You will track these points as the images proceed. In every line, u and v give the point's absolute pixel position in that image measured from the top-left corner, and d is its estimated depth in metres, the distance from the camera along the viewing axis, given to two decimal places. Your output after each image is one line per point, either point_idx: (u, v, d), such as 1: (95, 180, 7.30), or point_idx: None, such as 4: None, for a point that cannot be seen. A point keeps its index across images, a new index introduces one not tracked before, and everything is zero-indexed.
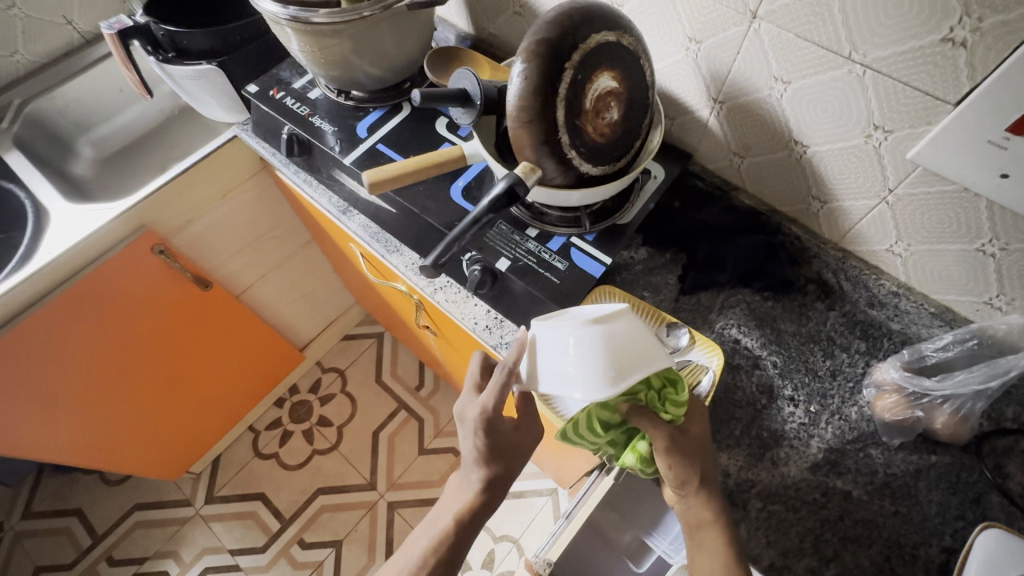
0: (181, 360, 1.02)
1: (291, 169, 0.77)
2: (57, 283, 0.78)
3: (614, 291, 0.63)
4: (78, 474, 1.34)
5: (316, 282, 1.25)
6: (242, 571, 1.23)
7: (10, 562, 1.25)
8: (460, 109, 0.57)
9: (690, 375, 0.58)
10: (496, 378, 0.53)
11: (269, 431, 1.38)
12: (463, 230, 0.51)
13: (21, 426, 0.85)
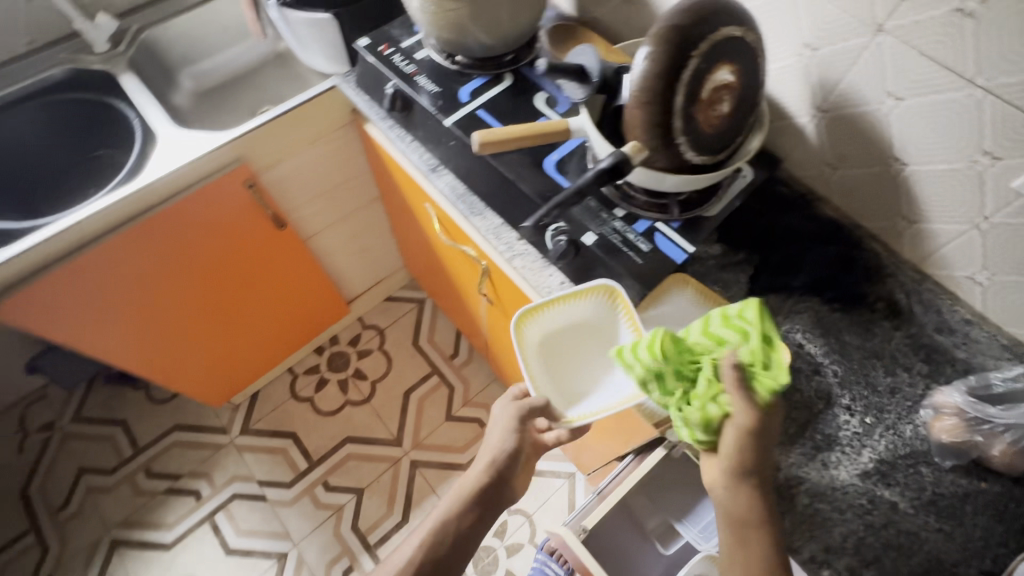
0: (246, 293, 1.07)
1: (387, 124, 0.80)
2: (156, 203, 0.83)
3: (687, 283, 0.66)
4: (126, 388, 1.41)
5: (373, 239, 1.29)
6: (268, 502, 1.29)
7: (57, 458, 1.33)
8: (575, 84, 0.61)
9: None
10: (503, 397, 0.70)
11: (306, 375, 1.44)
12: (567, 196, 0.56)
13: (103, 331, 0.90)
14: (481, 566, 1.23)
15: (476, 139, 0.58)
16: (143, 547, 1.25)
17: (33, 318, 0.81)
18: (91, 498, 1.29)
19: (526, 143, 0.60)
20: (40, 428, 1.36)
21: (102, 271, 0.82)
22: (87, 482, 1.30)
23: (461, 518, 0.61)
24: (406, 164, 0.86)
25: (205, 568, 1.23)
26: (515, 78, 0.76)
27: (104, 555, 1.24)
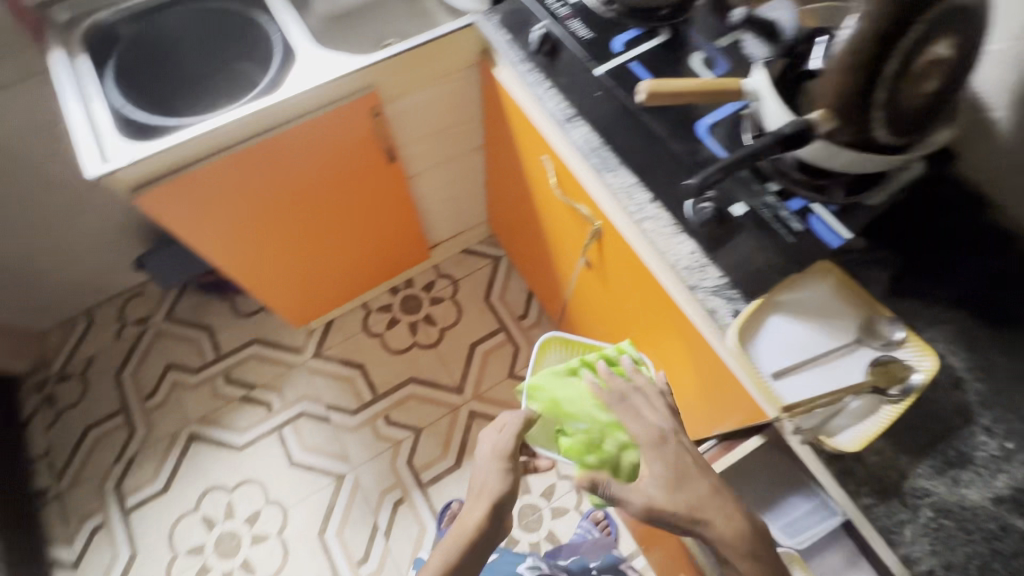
0: (346, 222, 1.09)
1: (525, 68, 0.79)
2: (288, 118, 0.83)
3: (831, 270, 0.61)
4: (213, 297, 1.49)
5: (466, 188, 1.28)
6: (332, 425, 1.36)
7: (149, 351, 1.43)
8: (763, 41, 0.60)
9: (897, 369, 0.56)
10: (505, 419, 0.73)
11: (379, 312, 1.47)
12: (735, 161, 0.54)
13: (220, 238, 0.93)
14: (525, 522, 1.26)
15: (644, 88, 0.56)
16: (216, 445, 1.34)
17: (159, 212, 0.81)
18: (176, 393, 1.39)
19: (695, 99, 0.57)
20: (135, 322, 1.46)
21: (229, 177, 0.83)
22: (174, 377, 1.40)
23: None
24: (534, 112, 0.83)
25: (269, 475, 1.31)
26: (671, 36, 0.73)
27: (183, 446, 1.34)
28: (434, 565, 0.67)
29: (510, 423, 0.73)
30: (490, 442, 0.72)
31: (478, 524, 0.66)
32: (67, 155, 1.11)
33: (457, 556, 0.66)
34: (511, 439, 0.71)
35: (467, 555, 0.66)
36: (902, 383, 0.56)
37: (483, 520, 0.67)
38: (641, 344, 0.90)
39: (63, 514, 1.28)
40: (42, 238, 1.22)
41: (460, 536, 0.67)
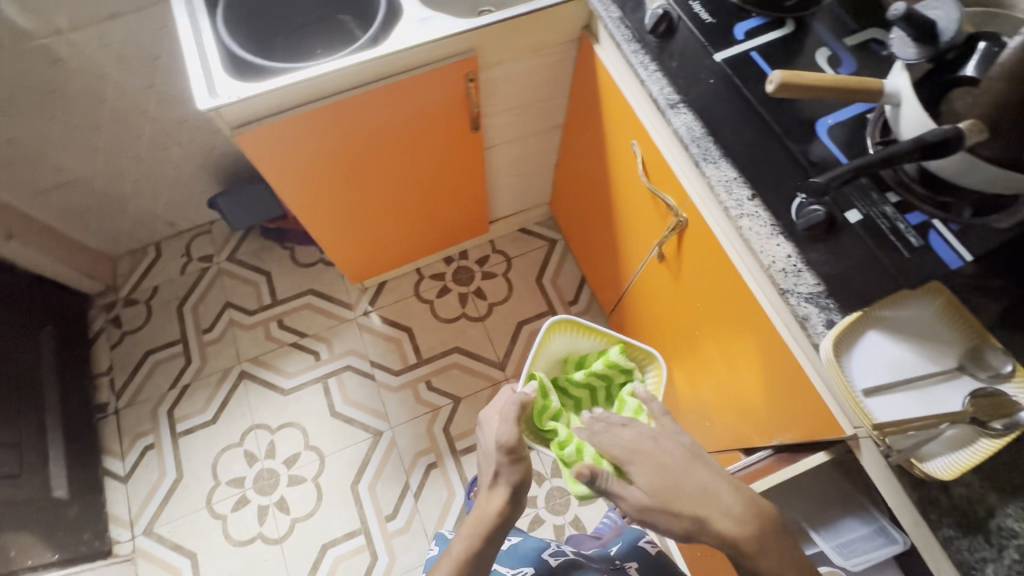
0: (418, 184, 1.10)
1: (632, 48, 0.77)
2: (388, 74, 0.83)
3: (939, 293, 0.59)
4: (275, 244, 1.53)
5: (537, 166, 1.27)
6: (375, 382, 1.39)
7: (210, 287, 1.48)
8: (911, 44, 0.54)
9: (997, 407, 0.53)
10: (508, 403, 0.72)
11: (431, 280, 1.49)
12: (873, 161, 0.51)
13: (301, 186, 0.95)
14: (552, 504, 1.27)
15: (777, 78, 0.54)
16: (264, 386, 1.39)
17: (254, 151, 0.83)
18: (231, 331, 1.44)
19: (828, 94, 0.55)
20: (200, 258, 1.51)
21: (324, 124, 0.84)
22: (231, 316, 1.46)
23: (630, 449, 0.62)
24: (633, 95, 0.82)
25: (311, 421, 1.35)
26: (796, 28, 0.71)
27: (233, 382, 1.39)
28: (456, 550, 0.69)
29: (510, 407, 0.72)
30: (491, 431, 0.73)
31: (498, 510, 0.69)
32: (164, 89, 1.14)
33: (479, 540, 0.69)
34: (512, 424, 0.71)
35: (487, 539, 0.68)
36: (1000, 422, 0.52)
37: (503, 505, 0.69)
38: (704, 346, 0.87)
39: (118, 430, 1.35)
40: (129, 167, 1.27)
41: (480, 521, 0.69)
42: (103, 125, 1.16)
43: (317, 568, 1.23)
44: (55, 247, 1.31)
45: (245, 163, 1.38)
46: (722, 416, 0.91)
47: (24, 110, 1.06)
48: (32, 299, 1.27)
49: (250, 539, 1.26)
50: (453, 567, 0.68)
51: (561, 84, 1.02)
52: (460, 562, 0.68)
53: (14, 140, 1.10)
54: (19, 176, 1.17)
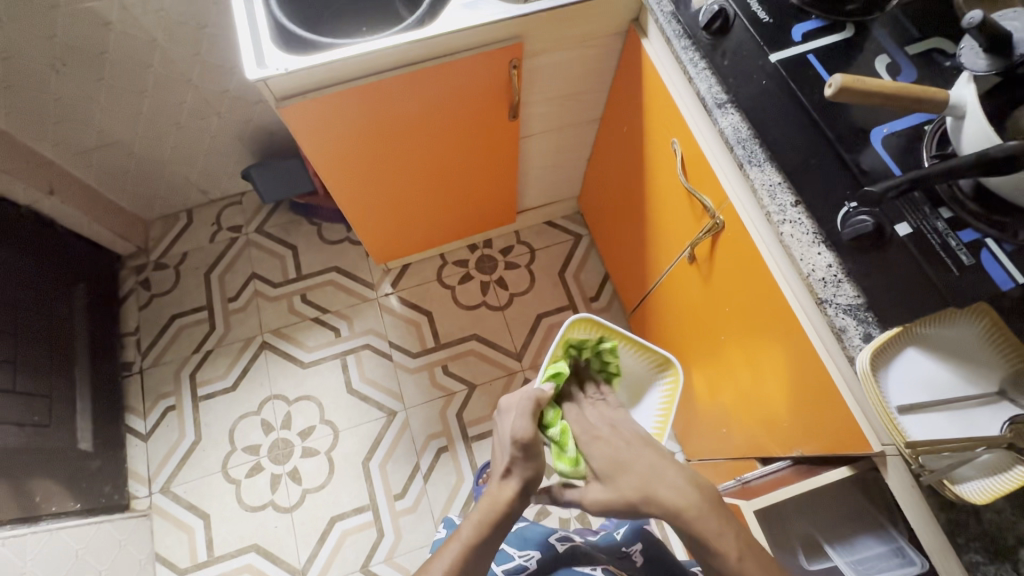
0: (451, 169, 1.10)
1: (682, 45, 0.76)
2: (434, 55, 0.83)
3: (983, 314, 0.57)
4: (303, 219, 1.55)
5: (569, 159, 1.27)
6: (392, 362, 1.40)
7: (238, 257, 1.51)
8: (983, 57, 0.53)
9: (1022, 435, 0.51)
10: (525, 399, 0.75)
11: (455, 266, 1.49)
12: (933, 173, 0.50)
13: (338, 162, 0.96)
14: None
15: (838, 82, 0.52)
16: (284, 357, 1.41)
17: (296, 124, 0.84)
18: (255, 301, 1.46)
19: (884, 102, 0.54)
20: (229, 228, 1.53)
21: (366, 102, 0.85)
22: (256, 287, 1.48)
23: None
24: (680, 92, 0.81)
25: (327, 396, 1.37)
26: (855, 33, 0.69)
27: (254, 351, 1.42)
28: (465, 534, 0.70)
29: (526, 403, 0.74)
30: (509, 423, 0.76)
31: (508, 501, 0.71)
32: (209, 57, 1.15)
33: (488, 527, 0.70)
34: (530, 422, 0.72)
35: (496, 525, 0.70)
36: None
37: (512, 497, 0.71)
38: (730, 351, 0.86)
39: (142, 389, 1.39)
40: (169, 133, 1.29)
41: (490, 508, 0.71)
42: (148, 90, 1.18)
43: (324, 539, 1.26)
44: (93, 206, 1.34)
45: (280, 136, 1.40)
46: (741, 423, 0.90)
47: (74, 70, 1.08)
48: (68, 256, 1.31)
49: (262, 505, 1.29)
50: (459, 552, 0.69)
51: (603, 77, 1.01)
52: (470, 543, 0.69)
53: (62, 99, 1.12)
54: (64, 135, 1.19)
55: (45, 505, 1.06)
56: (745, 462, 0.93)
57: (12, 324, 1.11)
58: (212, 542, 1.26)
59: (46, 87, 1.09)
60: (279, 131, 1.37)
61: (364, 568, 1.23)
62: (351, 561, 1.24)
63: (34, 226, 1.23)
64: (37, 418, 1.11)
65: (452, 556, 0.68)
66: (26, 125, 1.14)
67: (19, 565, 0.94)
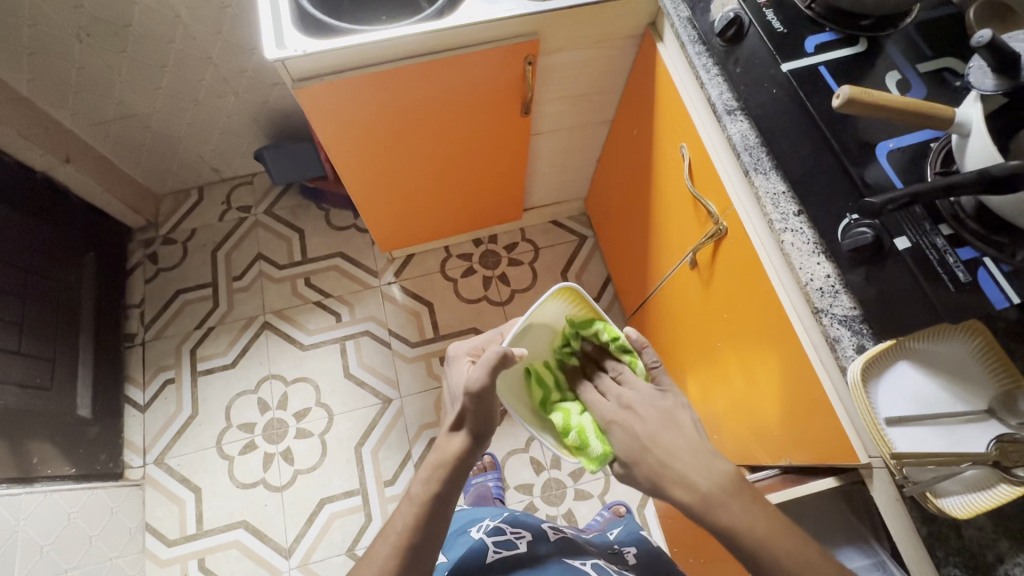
0: (461, 162, 1.11)
1: (696, 51, 0.77)
2: (450, 46, 0.84)
3: (972, 330, 0.58)
4: (311, 204, 1.56)
5: (579, 160, 1.27)
6: (391, 350, 1.42)
7: (246, 236, 1.52)
8: (989, 77, 0.53)
9: (1015, 455, 0.52)
10: (494, 352, 0.63)
11: (459, 259, 1.50)
12: (934, 188, 0.50)
13: (350, 148, 0.97)
14: (547, 494, 1.28)
15: (847, 93, 0.52)
16: (285, 339, 1.42)
17: (311, 107, 0.85)
18: (260, 281, 1.48)
19: (890, 114, 0.54)
20: (238, 208, 1.55)
21: (380, 89, 0.86)
22: (261, 267, 1.49)
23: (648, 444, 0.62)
24: (690, 97, 0.82)
25: (324, 379, 1.39)
26: (867, 48, 0.70)
27: (256, 331, 1.43)
28: (416, 493, 0.66)
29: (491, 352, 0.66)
30: (462, 372, 0.75)
31: (456, 452, 0.67)
32: (230, 37, 1.17)
33: (439, 483, 0.65)
34: (484, 371, 0.63)
35: (446, 480, 0.66)
36: (1015, 470, 0.51)
37: (463, 448, 0.67)
38: (725, 358, 0.86)
39: (143, 361, 1.40)
40: (186, 110, 1.31)
41: (438, 463, 0.67)
42: (168, 66, 1.19)
43: (313, 520, 1.27)
44: (106, 177, 1.36)
45: (295, 120, 1.41)
46: (733, 430, 0.90)
47: (97, 41, 1.10)
48: (78, 224, 1.32)
49: (254, 483, 1.30)
50: (412, 512, 0.65)
51: (617, 78, 1.02)
52: (425, 502, 0.65)
53: (84, 69, 1.14)
54: (84, 105, 1.21)
55: (41, 467, 1.07)
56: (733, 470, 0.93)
57: (20, 287, 1.12)
58: (201, 516, 1.28)
59: (69, 56, 1.10)
60: (294, 115, 1.39)
61: (350, 552, 1.24)
62: (337, 543, 1.25)
63: (48, 193, 1.25)
64: (38, 380, 1.12)
65: (405, 516, 0.65)
66: (47, 92, 1.15)
67: (12, 523, 0.96)
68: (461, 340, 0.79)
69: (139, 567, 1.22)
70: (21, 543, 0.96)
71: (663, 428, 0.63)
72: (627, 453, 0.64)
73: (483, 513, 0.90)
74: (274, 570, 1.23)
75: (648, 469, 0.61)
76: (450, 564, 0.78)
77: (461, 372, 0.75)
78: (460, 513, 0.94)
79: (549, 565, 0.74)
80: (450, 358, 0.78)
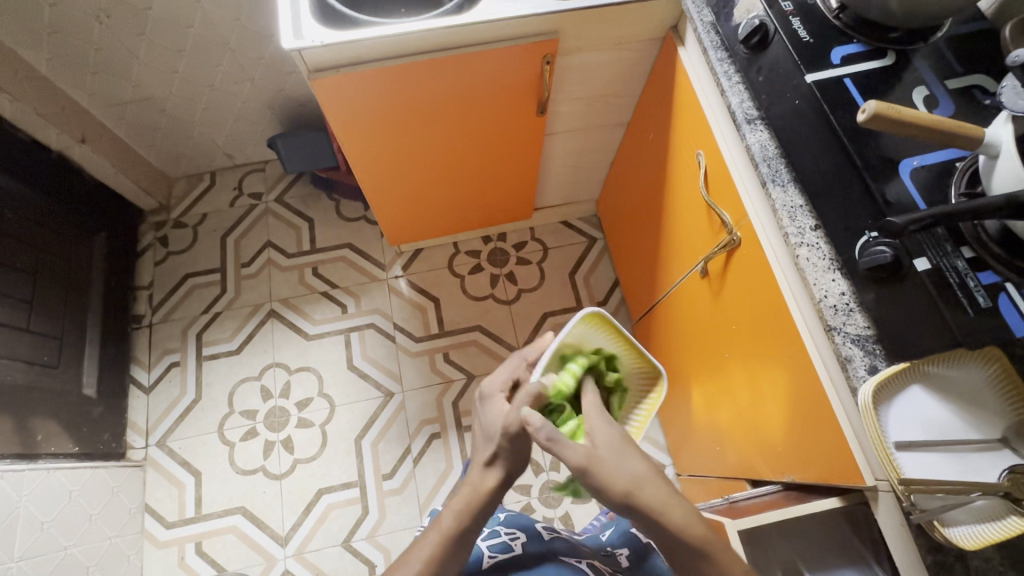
0: (473, 158, 1.10)
1: (718, 58, 0.76)
2: (468, 43, 0.83)
3: (987, 353, 0.55)
4: (322, 194, 1.56)
5: (594, 161, 1.26)
6: (395, 343, 1.42)
7: (255, 224, 1.53)
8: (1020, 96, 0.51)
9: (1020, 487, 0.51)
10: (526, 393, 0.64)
11: (467, 256, 1.50)
12: (960, 212, 0.49)
13: (362, 140, 0.96)
14: (545, 496, 1.28)
15: (872, 108, 0.51)
16: (290, 328, 1.43)
17: (325, 97, 0.84)
18: (267, 269, 1.48)
19: (915, 133, 0.52)
20: (250, 195, 1.55)
21: (396, 83, 0.85)
22: (270, 255, 1.50)
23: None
24: (709, 104, 0.81)
25: (327, 370, 1.39)
26: (896, 61, 0.68)
27: (262, 318, 1.44)
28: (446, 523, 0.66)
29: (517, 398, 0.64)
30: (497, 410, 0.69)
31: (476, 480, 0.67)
32: (248, 23, 1.16)
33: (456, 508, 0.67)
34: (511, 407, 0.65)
35: (476, 514, 0.66)
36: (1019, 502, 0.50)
37: (483, 476, 0.67)
38: (733, 371, 0.85)
39: (149, 342, 1.41)
40: (202, 95, 1.31)
41: (471, 496, 0.66)
42: (186, 50, 1.19)
43: (310, 510, 1.27)
44: (120, 158, 1.37)
45: (309, 109, 1.41)
46: (736, 443, 0.89)
47: (117, 23, 1.09)
48: (90, 204, 1.33)
49: (254, 469, 1.31)
50: (440, 540, 0.65)
51: (636, 81, 1.00)
52: (451, 533, 0.65)
53: (102, 50, 1.14)
54: (100, 86, 1.21)
55: (46, 444, 1.08)
56: (735, 483, 0.93)
57: (31, 266, 1.13)
58: (201, 500, 1.29)
59: (88, 37, 1.10)
60: (307, 103, 1.39)
61: (346, 543, 1.25)
62: (333, 534, 1.25)
63: (62, 172, 1.25)
64: (46, 358, 1.13)
65: (431, 545, 0.65)
66: (65, 72, 1.16)
67: (14, 499, 0.97)
68: (491, 376, 0.73)
69: (138, 548, 1.23)
70: (23, 519, 0.97)
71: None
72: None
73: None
74: (270, 558, 1.24)
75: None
76: None
77: (496, 410, 0.69)
78: None
79: (546, 567, 0.74)
80: (483, 395, 0.72)
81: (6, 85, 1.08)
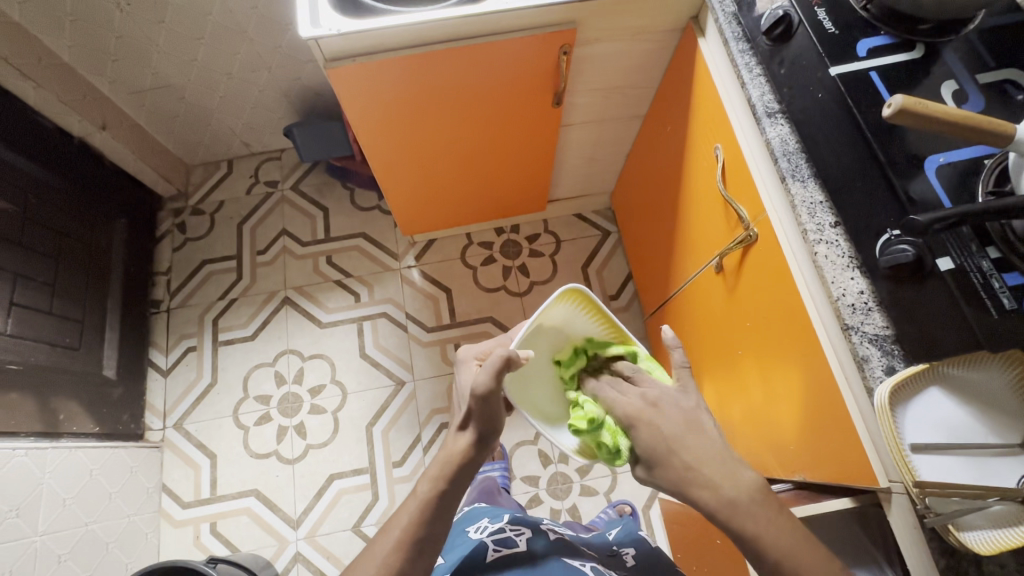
0: (487, 149, 1.09)
1: (739, 49, 0.75)
2: (481, 33, 0.82)
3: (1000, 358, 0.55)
4: (337, 183, 1.57)
5: (611, 153, 1.24)
6: (407, 333, 1.43)
7: (271, 211, 1.54)
8: None
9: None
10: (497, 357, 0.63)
11: (479, 247, 1.50)
12: (985, 210, 0.48)
13: (379, 129, 0.96)
14: (553, 488, 1.28)
15: (898, 102, 0.48)
16: (304, 315, 1.44)
17: (343, 88, 0.85)
18: (283, 257, 1.50)
19: (946, 128, 0.50)
20: (266, 182, 1.57)
21: (413, 73, 0.85)
22: (285, 243, 1.51)
23: (669, 444, 0.59)
24: (729, 97, 0.79)
25: (340, 357, 1.41)
26: (925, 54, 0.66)
27: (276, 306, 1.46)
28: (422, 490, 0.65)
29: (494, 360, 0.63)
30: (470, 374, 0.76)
31: (462, 451, 0.66)
32: (267, 12, 1.16)
33: (444, 482, 0.64)
34: (488, 377, 0.63)
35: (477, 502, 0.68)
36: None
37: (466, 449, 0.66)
38: (745, 367, 0.84)
39: (166, 327, 1.44)
40: (220, 83, 1.32)
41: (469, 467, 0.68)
42: (205, 38, 1.20)
43: (321, 494, 1.30)
44: (140, 145, 1.38)
45: (326, 99, 1.41)
46: (748, 441, 0.88)
47: (137, 11, 1.10)
48: (110, 189, 1.35)
49: (267, 454, 1.33)
50: (418, 508, 0.64)
51: (655, 72, 0.99)
52: (430, 499, 0.64)
53: (123, 38, 1.14)
54: (122, 73, 1.23)
55: (67, 424, 1.11)
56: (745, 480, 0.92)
57: (54, 251, 1.16)
58: (215, 481, 1.32)
59: (110, 25, 1.11)
60: (324, 92, 1.39)
61: (356, 528, 1.27)
62: (344, 519, 1.28)
63: (83, 159, 1.28)
64: (67, 340, 1.16)
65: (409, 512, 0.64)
66: (87, 59, 1.17)
67: (37, 476, 1.00)
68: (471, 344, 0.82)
69: (155, 526, 1.27)
70: (45, 496, 1.00)
71: (687, 436, 0.60)
72: (648, 453, 0.60)
73: (481, 514, 0.91)
74: (282, 540, 1.27)
75: (670, 469, 0.59)
76: (451, 566, 0.77)
77: (470, 374, 0.76)
78: (477, 509, 0.95)
79: (548, 563, 0.73)
80: (459, 360, 0.80)
81: (28, 71, 1.09)
